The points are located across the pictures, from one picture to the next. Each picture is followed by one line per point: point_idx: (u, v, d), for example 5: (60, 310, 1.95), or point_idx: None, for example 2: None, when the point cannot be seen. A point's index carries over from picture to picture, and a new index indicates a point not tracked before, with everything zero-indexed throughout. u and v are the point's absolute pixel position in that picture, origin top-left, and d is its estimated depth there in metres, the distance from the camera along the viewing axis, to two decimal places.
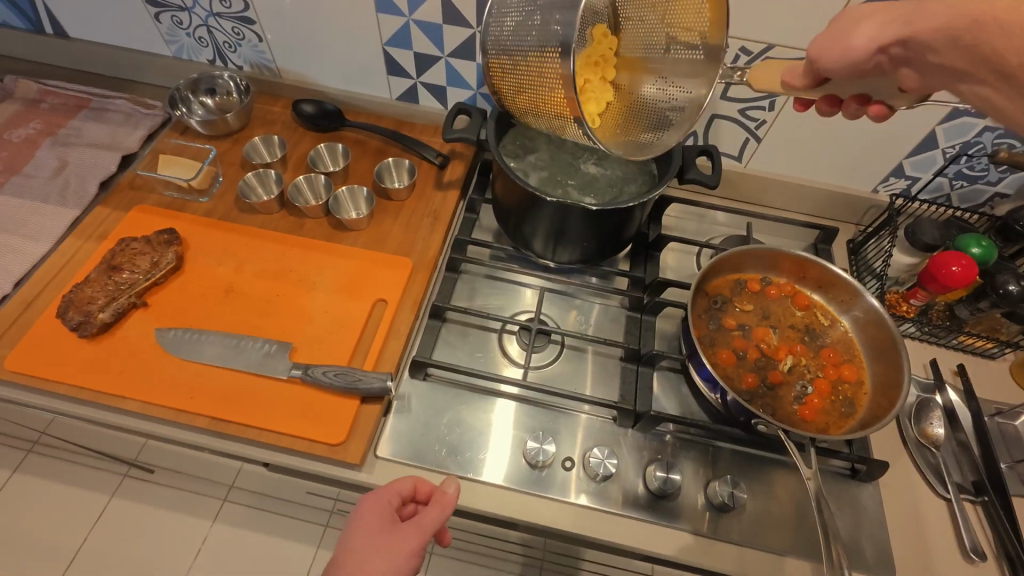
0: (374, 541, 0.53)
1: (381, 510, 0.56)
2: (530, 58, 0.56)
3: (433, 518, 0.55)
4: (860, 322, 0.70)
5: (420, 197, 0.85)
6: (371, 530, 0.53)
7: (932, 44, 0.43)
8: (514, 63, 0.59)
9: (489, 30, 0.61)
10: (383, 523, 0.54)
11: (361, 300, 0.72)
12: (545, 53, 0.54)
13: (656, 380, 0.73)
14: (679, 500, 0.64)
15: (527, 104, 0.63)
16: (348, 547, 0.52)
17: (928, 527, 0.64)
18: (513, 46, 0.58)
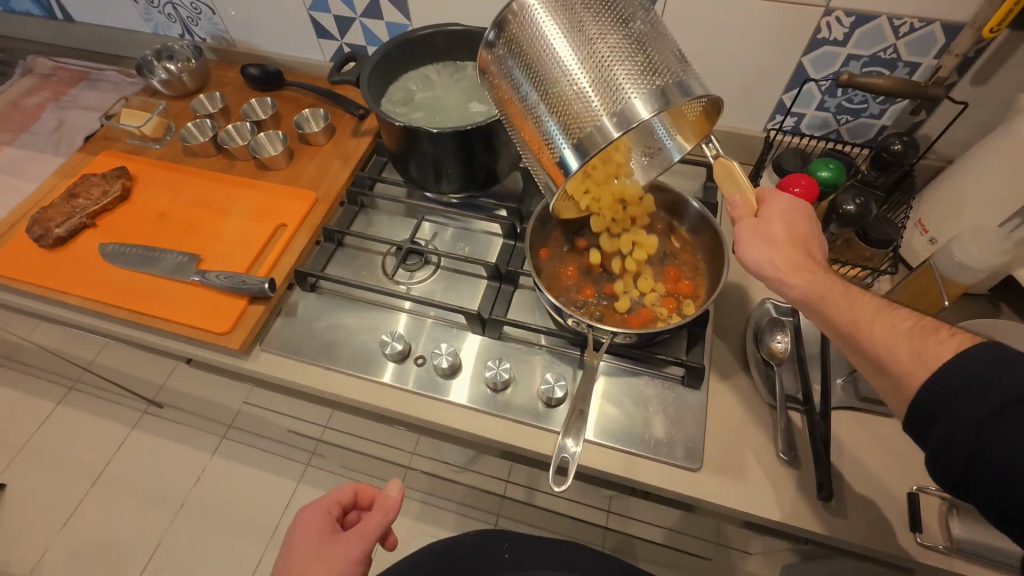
0: (318, 551, 0.61)
1: (324, 521, 0.65)
2: (573, 99, 0.54)
3: (377, 519, 0.64)
4: (703, 243, 0.74)
5: (336, 143, 0.96)
6: (316, 540, 0.62)
7: (789, 278, 0.57)
8: (553, 77, 0.55)
9: (585, 29, 0.54)
10: (326, 532, 0.63)
11: (266, 224, 0.84)
12: (583, 118, 0.54)
13: (516, 296, 0.81)
14: (514, 395, 0.72)
15: (520, 100, 0.59)
16: (292, 556, 0.61)
17: (749, 430, 0.69)
18: (577, 67, 0.54)
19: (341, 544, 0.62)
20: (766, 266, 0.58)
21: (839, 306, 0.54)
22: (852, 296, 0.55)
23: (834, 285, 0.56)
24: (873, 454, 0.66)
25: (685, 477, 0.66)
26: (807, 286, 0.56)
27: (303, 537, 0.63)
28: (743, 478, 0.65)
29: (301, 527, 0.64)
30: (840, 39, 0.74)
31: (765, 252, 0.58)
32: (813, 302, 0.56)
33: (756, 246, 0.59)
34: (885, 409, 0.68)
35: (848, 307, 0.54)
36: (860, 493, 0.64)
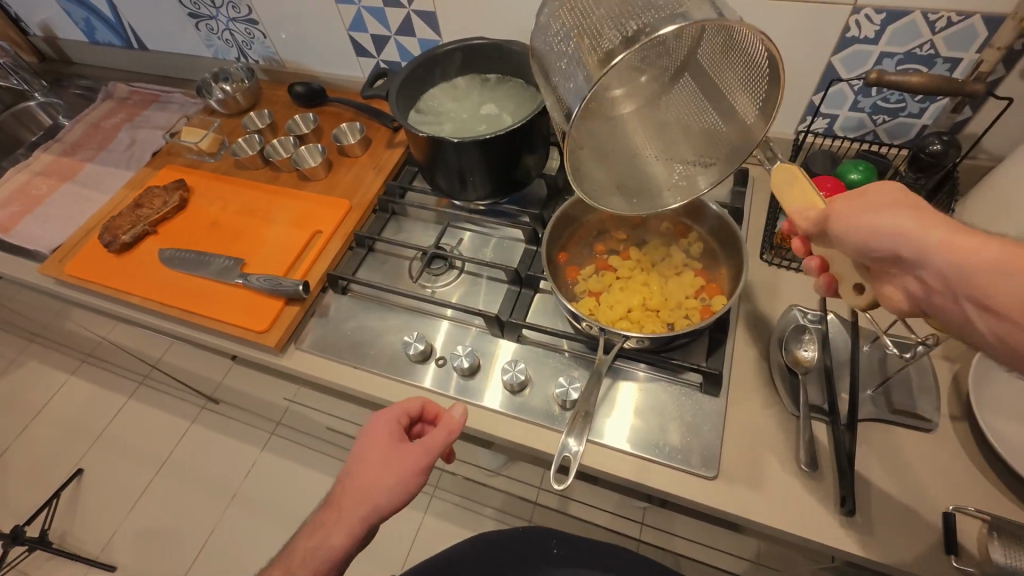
0: (388, 453, 0.66)
1: (395, 427, 0.68)
2: (569, 63, 0.52)
3: (440, 437, 0.66)
4: (726, 248, 0.73)
5: (372, 155, 1.01)
6: (389, 443, 0.66)
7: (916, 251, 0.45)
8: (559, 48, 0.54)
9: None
10: (396, 439, 0.67)
11: (304, 230, 0.90)
12: (574, 75, 0.50)
13: (536, 301, 0.83)
14: (530, 397, 0.73)
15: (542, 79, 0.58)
16: (368, 452, 0.66)
17: (771, 439, 0.66)
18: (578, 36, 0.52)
19: (409, 453, 0.66)
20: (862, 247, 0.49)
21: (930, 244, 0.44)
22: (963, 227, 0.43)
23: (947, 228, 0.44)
24: (904, 470, 0.63)
25: (701, 484, 0.64)
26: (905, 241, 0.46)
27: (375, 438, 0.67)
28: (761, 490, 0.63)
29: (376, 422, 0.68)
30: (870, 37, 0.72)
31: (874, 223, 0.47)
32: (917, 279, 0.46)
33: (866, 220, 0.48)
34: (920, 424, 0.64)
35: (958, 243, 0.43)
36: (890, 511, 0.60)
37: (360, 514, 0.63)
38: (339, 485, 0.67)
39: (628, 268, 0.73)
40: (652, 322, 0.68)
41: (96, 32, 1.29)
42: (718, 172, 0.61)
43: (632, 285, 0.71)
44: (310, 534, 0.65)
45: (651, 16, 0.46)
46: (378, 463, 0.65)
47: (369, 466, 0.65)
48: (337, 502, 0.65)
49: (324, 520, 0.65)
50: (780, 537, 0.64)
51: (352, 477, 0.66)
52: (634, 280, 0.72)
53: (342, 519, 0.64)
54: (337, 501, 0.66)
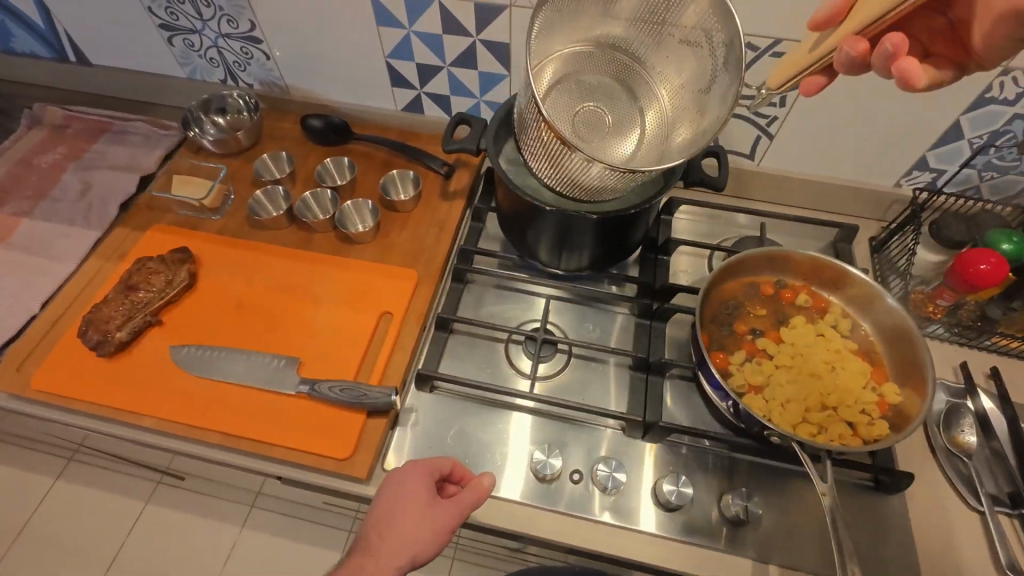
0: (416, 515, 0.54)
1: (425, 483, 0.56)
2: (550, 153, 0.64)
3: (470, 501, 0.56)
4: (884, 326, 0.67)
5: (426, 208, 0.85)
6: (420, 495, 0.55)
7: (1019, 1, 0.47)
8: (557, 167, 0.65)
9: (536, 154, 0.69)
10: (427, 493, 0.55)
11: (367, 313, 0.73)
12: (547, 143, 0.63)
13: (668, 390, 0.71)
14: (692, 514, 0.62)
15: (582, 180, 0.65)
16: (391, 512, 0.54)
17: (961, 541, 0.61)
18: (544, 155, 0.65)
19: (440, 513, 0.55)
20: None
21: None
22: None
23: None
24: None
25: None
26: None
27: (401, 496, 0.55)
28: None
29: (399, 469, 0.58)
30: (1009, 98, 0.68)
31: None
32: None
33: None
34: None
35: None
36: None
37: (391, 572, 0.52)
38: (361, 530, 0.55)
39: (786, 352, 0.65)
40: (836, 424, 0.60)
41: (14, 38, 0.99)
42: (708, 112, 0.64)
43: (797, 375, 0.63)
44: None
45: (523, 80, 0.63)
46: (410, 514, 0.54)
47: (398, 521, 0.54)
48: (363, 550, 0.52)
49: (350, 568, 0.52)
50: None
51: (375, 528, 0.54)
52: (799, 369, 0.64)
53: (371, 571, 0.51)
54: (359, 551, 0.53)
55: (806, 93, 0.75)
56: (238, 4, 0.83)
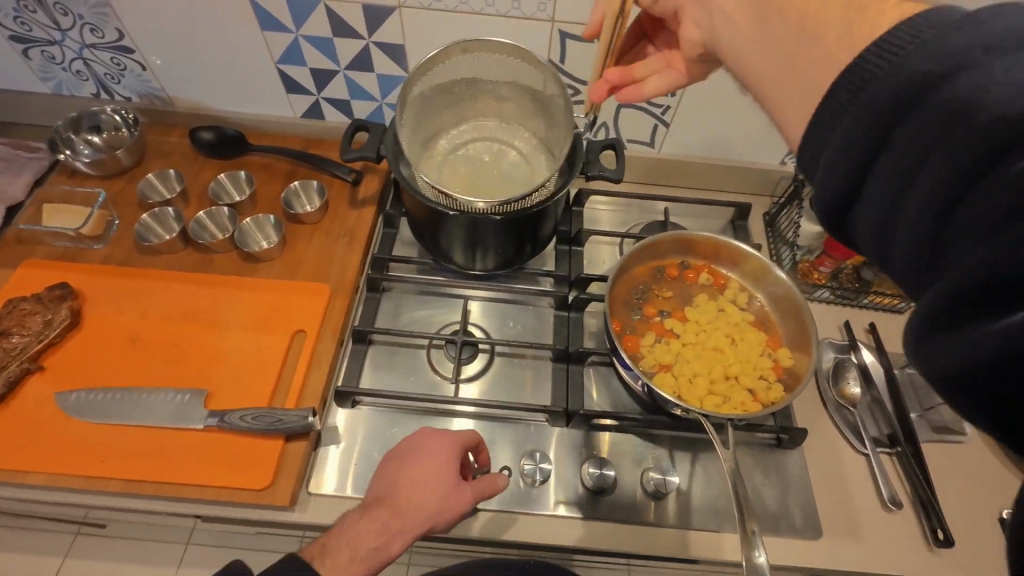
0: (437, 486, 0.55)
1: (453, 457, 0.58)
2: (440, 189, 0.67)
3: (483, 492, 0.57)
4: (774, 297, 0.73)
5: (334, 218, 0.82)
6: (439, 466, 0.56)
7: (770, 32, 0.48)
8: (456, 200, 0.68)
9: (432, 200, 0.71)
10: (448, 468, 0.56)
11: (278, 334, 0.70)
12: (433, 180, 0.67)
13: (587, 377, 0.74)
14: (617, 493, 0.65)
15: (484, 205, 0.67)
16: (414, 475, 0.56)
17: (851, 482, 0.68)
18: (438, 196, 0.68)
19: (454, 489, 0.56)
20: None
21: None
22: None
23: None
24: (963, 487, 0.68)
25: (809, 548, 0.63)
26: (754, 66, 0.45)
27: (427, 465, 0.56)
28: (862, 540, 0.64)
29: (420, 433, 0.60)
30: None
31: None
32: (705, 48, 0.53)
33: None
34: (959, 438, 0.71)
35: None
36: (967, 533, 0.65)
37: (407, 536, 0.54)
38: (374, 486, 0.57)
39: (692, 331, 0.70)
40: (737, 392, 0.64)
41: None
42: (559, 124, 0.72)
43: (701, 352, 0.68)
44: (339, 531, 0.54)
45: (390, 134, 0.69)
46: (427, 483, 0.55)
47: (412, 486, 0.55)
48: (376, 506, 0.54)
49: (361, 517, 0.54)
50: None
51: (388, 487, 0.56)
52: (703, 345, 0.68)
53: (388, 530, 0.53)
54: (374, 508, 0.55)
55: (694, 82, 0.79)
56: (100, 12, 0.76)
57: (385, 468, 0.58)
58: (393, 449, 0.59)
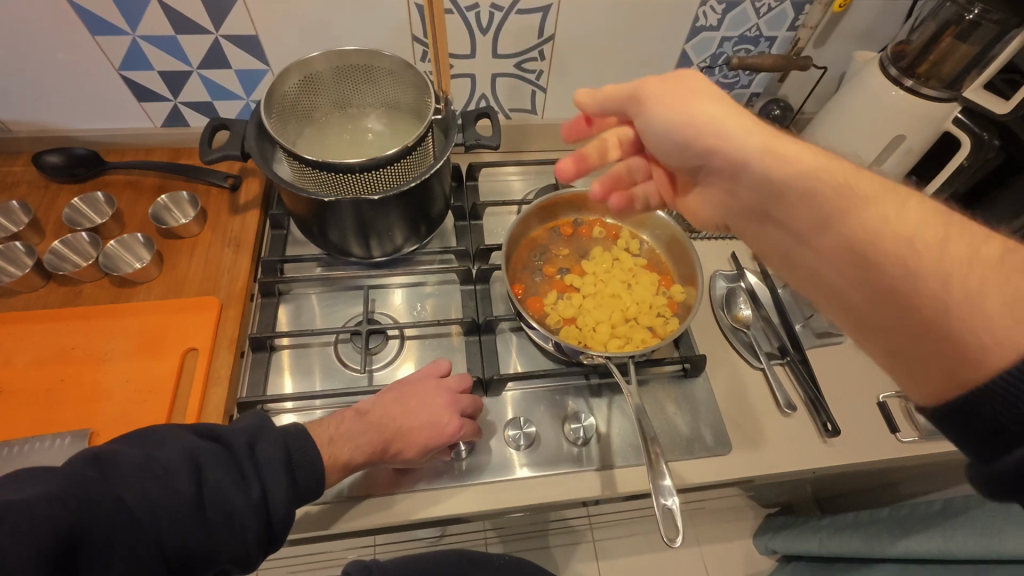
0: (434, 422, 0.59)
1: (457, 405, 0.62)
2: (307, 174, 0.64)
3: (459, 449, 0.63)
4: (661, 238, 0.77)
5: (214, 227, 0.78)
6: (445, 433, 0.59)
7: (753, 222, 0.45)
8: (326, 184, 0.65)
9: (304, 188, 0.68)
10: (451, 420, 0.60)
11: (167, 357, 0.66)
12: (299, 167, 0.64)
13: (499, 344, 0.75)
14: (541, 448, 0.67)
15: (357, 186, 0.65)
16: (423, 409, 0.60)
17: (751, 396, 0.73)
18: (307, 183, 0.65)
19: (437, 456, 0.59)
20: (653, 138, 0.49)
21: (815, 176, 0.39)
22: (688, 95, 0.45)
23: (717, 105, 0.44)
24: (845, 382, 0.75)
25: (721, 462, 0.68)
26: (812, 255, 0.40)
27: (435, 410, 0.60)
28: (766, 445, 0.70)
29: (444, 395, 0.62)
30: (715, 24, 0.80)
31: (650, 84, 0.47)
32: (723, 217, 0.50)
33: (650, 104, 0.47)
34: (837, 340, 0.78)
35: (800, 161, 0.39)
36: (852, 420, 0.72)
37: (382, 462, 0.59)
38: (381, 408, 0.60)
39: (589, 283, 0.72)
40: (637, 332, 0.68)
41: None
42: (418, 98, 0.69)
43: (602, 301, 0.70)
44: (336, 430, 0.58)
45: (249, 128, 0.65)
46: (428, 439, 0.58)
47: (413, 433, 0.58)
48: (377, 428, 0.58)
49: (359, 431, 0.58)
50: (787, 476, 0.72)
51: (398, 417, 0.59)
52: (600, 295, 0.71)
53: (375, 442, 0.58)
54: (377, 427, 0.59)
55: (560, 44, 0.80)
56: None
57: (402, 400, 0.61)
58: (417, 389, 0.62)
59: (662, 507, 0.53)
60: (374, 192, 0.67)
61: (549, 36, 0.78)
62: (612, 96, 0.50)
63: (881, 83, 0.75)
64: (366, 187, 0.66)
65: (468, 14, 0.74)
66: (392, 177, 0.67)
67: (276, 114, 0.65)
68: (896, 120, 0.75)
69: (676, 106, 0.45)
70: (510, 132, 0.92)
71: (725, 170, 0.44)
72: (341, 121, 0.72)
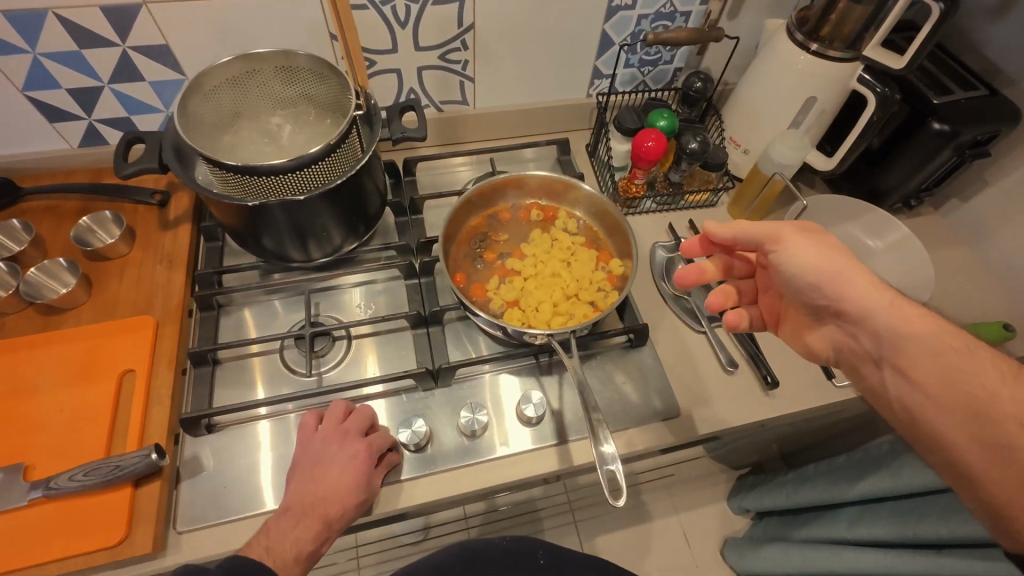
0: (349, 465, 0.58)
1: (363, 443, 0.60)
2: (230, 182, 0.63)
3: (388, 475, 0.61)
4: (597, 215, 0.79)
5: (145, 246, 0.76)
6: (360, 462, 0.59)
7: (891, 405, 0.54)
8: (248, 190, 0.64)
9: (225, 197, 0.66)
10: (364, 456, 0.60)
11: (103, 381, 0.64)
12: (221, 174, 0.63)
13: (448, 334, 0.75)
14: (496, 431, 0.68)
15: (282, 189, 0.64)
16: (327, 470, 0.58)
17: (696, 359, 0.76)
18: (229, 191, 0.64)
19: (371, 484, 0.60)
20: (781, 269, 0.58)
21: (932, 344, 0.50)
22: (831, 250, 0.55)
23: (845, 261, 0.54)
24: None
25: (671, 424, 0.70)
26: (925, 401, 0.50)
27: (336, 458, 0.59)
28: (712, 403, 0.72)
29: (333, 432, 0.61)
30: (630, 3, 0.82)
31: (786, 227, 0.57)
32: (834, 355, 0.60)
33: (789, 243, 0.56)
34: None
35: (919, 326, 0.51)
36: (791, 371, 0.76)
37: (336, 536, 0.57)
38: (295, 493, 0.57)
39: (530, 266, 0.73)
40: (579, 308, 0.70)
41: None
42: (338, 94, 0.68)
43: (542, 281, 0.72)
44: (272, 536, 0.55)
45: (166, 139, 0.64)
46: (349, 490, 0.58)
47: (337, 492, 0.57)
48: (306, 514, 0.56)
49: (292, 525, 0.55)
50: (736, 431, 0.75)
51: (312, 495, 0.57)
52: (542, 276, 0.73)
53: (325, 530, 0.56)
54: (303, 515, 0.56)
55: (481, 33, 0.81)
56: None
57: (307, 480, 0.58)
58: (308, 455, 0.60)
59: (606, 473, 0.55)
60: (300, 193, 0.66)
61: (468, 26, 0.79)
62: (747, 231, 0.58)
63: (790, 49, 0.78)
64: (292, 189, 0.65)
65: (384, 8, 0.74)
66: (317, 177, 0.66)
67: (192, 123, 0.64)
68: (807, 83, 0.79)
69: (814, 247, 0.55)
70: (443, 125, 0.93)
71: (853, 315, 0.54)
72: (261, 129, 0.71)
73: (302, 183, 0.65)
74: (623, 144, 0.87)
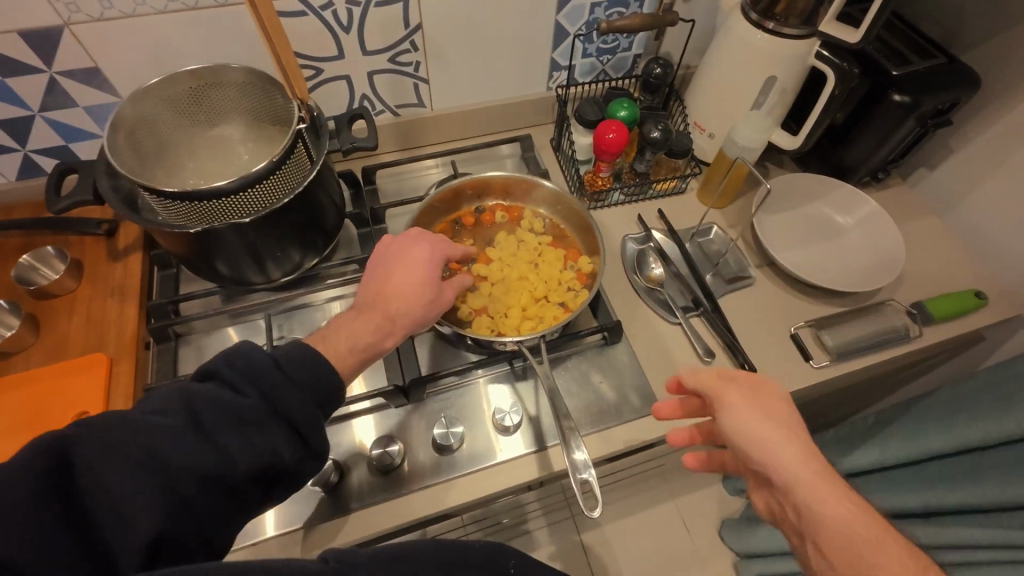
0: (422, 273, 0.57)
1: (439, 256, 0.59)
2: (171, 209, 0.60)
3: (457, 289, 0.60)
4: (562, 212, 0.77)
5: (94, 279, 0.72)
6: (433, 258, 0.59)
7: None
8: (191, 217, 0.61)
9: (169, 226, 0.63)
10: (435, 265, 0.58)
11: (55, 426, 0.61)
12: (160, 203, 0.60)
13: (418, 346, 0.73)
14: (473, 443, 0.66)
15: (227, 212, 0.61)
16: (392, 262, 0.58)
17: (674, 352, 0.75)
18: (172, 218, 0.61)
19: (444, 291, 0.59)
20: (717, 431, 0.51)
21: (858, 529, 0.43)
22: (776, 416, 0.49)
23: (780, 423, 0.48)
24: (757, 324, 0.78)
25: (651, 421, 0.69)
26: None
27: (407, 266, 0.57)
28: None
29: (418, 242, 0.60)
30: None
31: (726, 389, 0.51)
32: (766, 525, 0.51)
33: (729, 404, 0.50)
34: (747, 283, 0.81)
35: (836, 509, 0.44)
36: (768, 357, 0.75)
37: (401, 335, 0.56)
38: (364, 291, 0.56)
39: (496, 270, 0.71)
40: (548, 310, 0.68)
41: None
42: (282, 107, 0.66)
43: (509, 286, 0.70)
44: (343, 336, 0.53)
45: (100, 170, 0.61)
46: (416, 298, 0.56)
47: (404, 280, 0.56)
48: (370, 308, 0.55)
49: (356, 321, 0.54)
50: (717, 422, 0.74)
51: (381, 290, 0.56)
52: (509, 280, 0.71)
53: (383, 329, 0.54)
54: (368, 311, 0.55)
55: (430, 32, 0.78)
56: None
57: (375, 269, 0.57)
58: (369, 262, 0.59)
59: (580, 482, 0.53)
60: (248, 215, 0.63)
61: (415, 26, 0.76)
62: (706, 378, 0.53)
63: (745, 28, 0.77)
64: (239, 211, 0.62)
65: (325, 13, 0.71)
66: (264, 197, 0.63)
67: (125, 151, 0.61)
68: (765, 63, 0.78)
69: (752, 411, 0.49)
70: (401, 129, 0.90)
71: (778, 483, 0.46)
72: (206, 150, 0.68)
73: (248, 204, 0.62)
74: (586, 137, 0.85)
